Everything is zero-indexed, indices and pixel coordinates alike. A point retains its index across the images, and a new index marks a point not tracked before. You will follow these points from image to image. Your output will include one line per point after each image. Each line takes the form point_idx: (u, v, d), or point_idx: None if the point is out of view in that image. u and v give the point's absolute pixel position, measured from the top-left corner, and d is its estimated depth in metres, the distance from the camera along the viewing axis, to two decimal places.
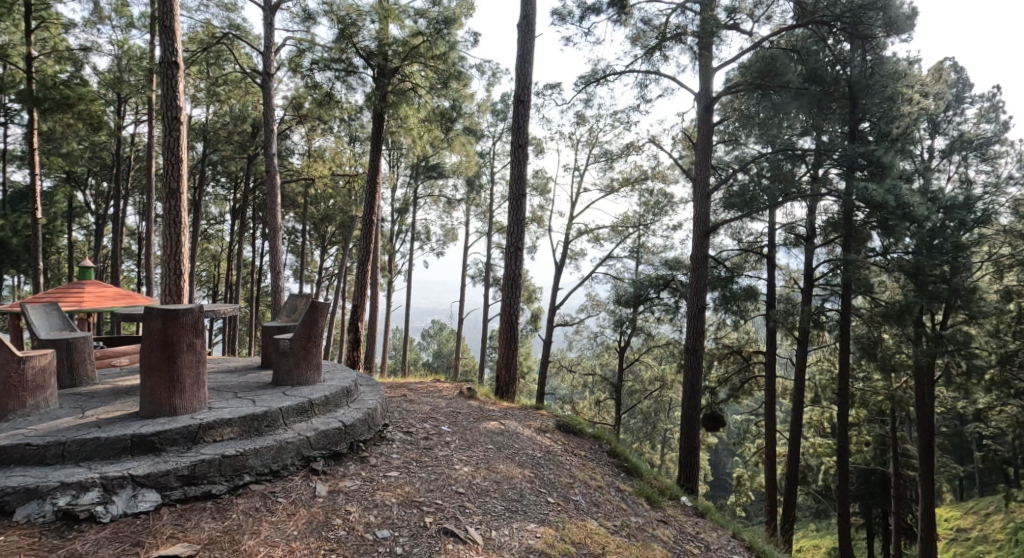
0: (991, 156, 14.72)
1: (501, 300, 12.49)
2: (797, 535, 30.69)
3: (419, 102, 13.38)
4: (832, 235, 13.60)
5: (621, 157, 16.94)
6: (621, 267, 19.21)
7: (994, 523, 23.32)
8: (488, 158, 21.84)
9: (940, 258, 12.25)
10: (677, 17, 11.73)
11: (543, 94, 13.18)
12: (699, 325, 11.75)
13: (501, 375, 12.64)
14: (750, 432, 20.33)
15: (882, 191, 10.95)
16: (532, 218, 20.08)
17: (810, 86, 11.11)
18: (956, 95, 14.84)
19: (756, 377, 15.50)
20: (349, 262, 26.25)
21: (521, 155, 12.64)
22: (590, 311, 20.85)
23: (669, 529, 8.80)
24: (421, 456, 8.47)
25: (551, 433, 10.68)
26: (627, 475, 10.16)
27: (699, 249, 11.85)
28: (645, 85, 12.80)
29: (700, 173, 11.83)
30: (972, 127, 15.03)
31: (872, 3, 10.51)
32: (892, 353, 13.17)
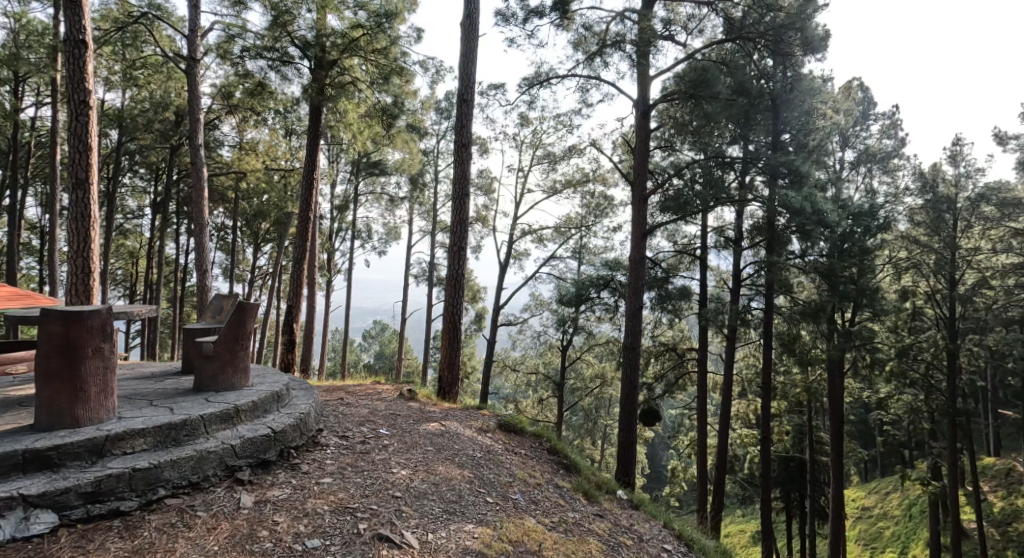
0: (891, 169, 15.78)
1: (445, 300, 12.59)
2: (726, 521, 32.29)
3: (359, 97, 13.38)
4: (759, 239, 14.26)
5: (564, 159, 17.28)
6: (564, 267, 19.57)
7: (893, 500, 25.96)
8: (431, 155, 21.87)
9: (852, 260, 13.07)
10: (616, 26, 12.09)
11: (487, 94, 13.36)
12: (637, 323, 12.10)
13: (444, 375, 12.71)
14: (683, 425, 20.99)
15: (799, 199, 11.62)
16: (476, 217, 20.26)
17: (737, 98, 11.35)
18: (863, 112, 15.83)
19: (689, 373, 16.05)
20: (283, 260, 25.70)
21: (463, 154, 12.75)
22: (534, 311, 21.11)
23: (604, 522, 9.10)
24: (357, 461, 8.50)
25: (492, 433, 10.84)
26: (566, 471, 10.42)
27: (637, 250, 12.21)
28: (586, 90, 13.15)
29: (638, 176, 12.20)
30: (875, 141, 15.98)
31: (792, 23, 11.03)
32: (812, 350, 13.91)
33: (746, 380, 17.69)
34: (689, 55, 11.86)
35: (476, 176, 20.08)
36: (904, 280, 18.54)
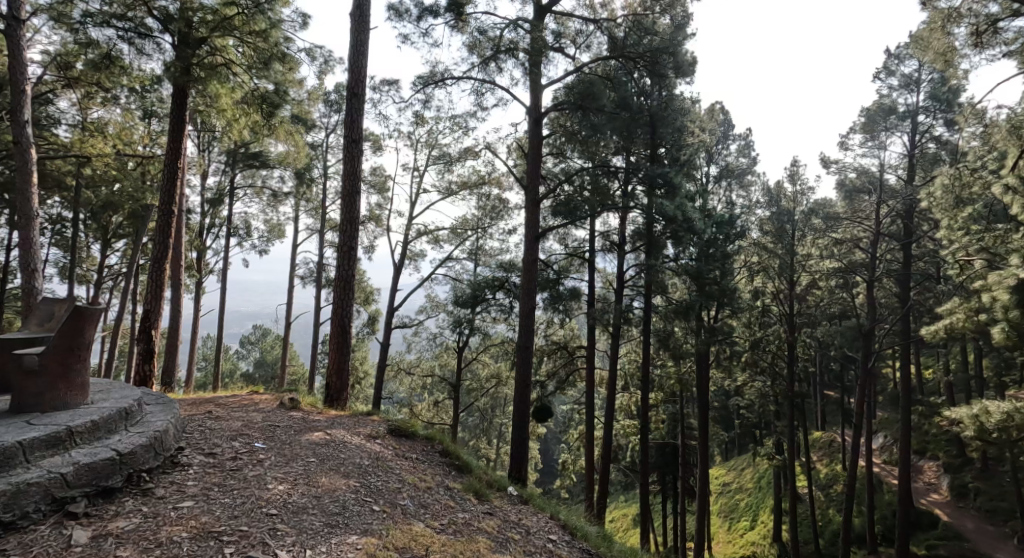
0: (747, 184, 17.29)
1: (333, 302, 12.43)
2: (610, 507, 34.39)
3: (234, 82, 12.80)
4: (640, 243, 15.18)
5: (460, 160, 17.47)
6: (459, 268, 19.74)
7: (746, 474, 29.83)
8: (319, 150, 21.44)
9: (715, 263, 14.44)
10: (510, 33, 12.45)
11: (380, 90, 13.35)
12: (529, 323, 12.50)
13: (331, 382, 12.57)
14: (574, 419, 21.75)
15: (673, 208, 12.51)
16: (369, 217, 20.08)
17: (621, 112, 12.23)
18: (724, 132, 17.19)
19: (580, 370, 16.73)
20: (139, 258, 23.65)
21: (354, 150, 12.69)
22: (430, 312, 21.26)
23: (493, 519, 9.38)
24: (224, 479, 8.28)
25: (381, 439, 10.87)
26: (457, 472, 10.62)
27: (529, 252, 12.62)
28: (481, 94, 13.45)
29: (530, 181, 12.62)
30: (733, 159, 17.41)
31: (667, 47, 11.92)
32: (685, 344, 14.93)
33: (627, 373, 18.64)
34: (578, 68, 12.39)
35: (369, 174, 19.89)
36: (755, 281, 20.38)
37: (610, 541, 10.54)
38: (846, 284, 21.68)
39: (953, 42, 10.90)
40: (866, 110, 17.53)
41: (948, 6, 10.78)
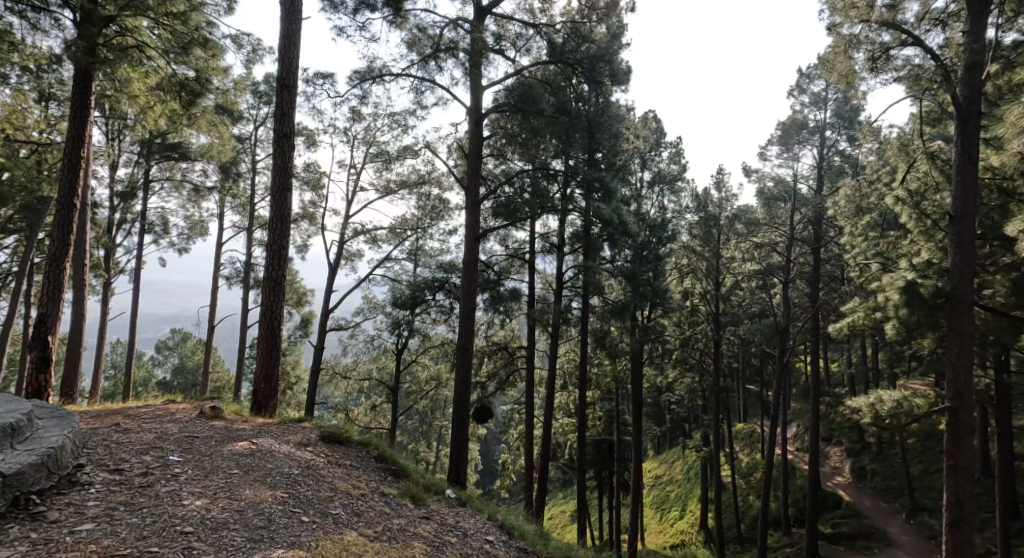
0: (678, 190, 17.89)
1: (262, 302, 12.18)
2: (548, 505, 34.87)
3: (148, 66, 11.87)
4: (578, 245, 15.58)
5: (399, 159, 17.35)
6: (399, 269, 19.59)
7: (676, 466, 31.07)
8: (247, 143, 20.91)
9: (648, 267, 15.42)
10: (450, 32, 12.50)
11: (315, 83, 13.14)
12: (470, 325, 12.57)
13: (259, 388, 12.22)
14: (514, 420, 21.88)
15: (611, 210, 12.79)
16: (302, 214, 19.70)
17: (560, 116, 12.53)
18: (656, 140, 17.71)
19: (520, 370, 16.89)
20: (36, 256, 22.00)
21: (284, 144, 12.37)
22: (367, 314, 20.97)
23: (430, 524, 9.41)
24: (131, 497, 8.00)
25: (313, 446, 10.70)
26: (393, 477, 10.58)
27: (470, 254, 12.68)
28: (420, 92, 13.42)
29: (471, 182, 12.70)
30: (666, 165, 17.95)
31: (602, 55, 12.33)
32: (620, 344, 15.33)
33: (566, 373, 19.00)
34: (518, 70, 12.51)
35: (302, 169, 19.51)
36: (685, 282, 21.08)
37: (547, 539, 10.71)
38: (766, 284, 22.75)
39: (854, 65, 11.60)
40: (781, 124, 18.96)
41: (851, 32, 11.42)
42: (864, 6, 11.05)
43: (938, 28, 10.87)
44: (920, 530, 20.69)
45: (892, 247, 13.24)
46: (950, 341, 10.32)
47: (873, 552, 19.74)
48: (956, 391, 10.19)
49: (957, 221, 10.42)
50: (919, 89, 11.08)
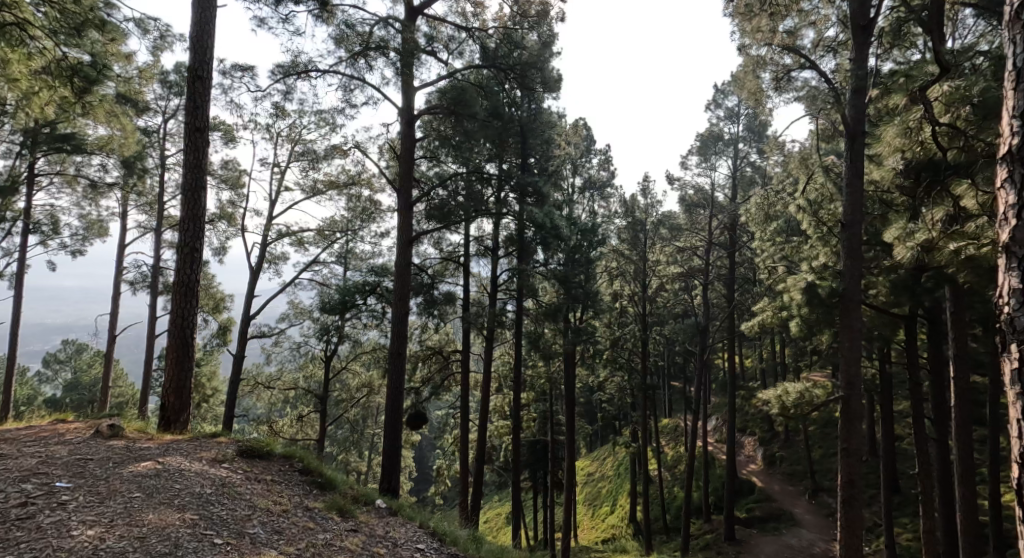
0: (607, 196, 18.33)
1: (172, 307, 11.50)
2: (484, 508, 34.95)
3: (31, 47, 10.43)
4: (512, 248, 15.80)
5: (327, 159, 17.01)
6: (326, 273, 19.16)
7: (608, 463, 31.72)
8: (154, 136, 19.97)
9: (579, 269, 16.11)
10: (380, 30, 12.03)
11: (232, 75, 12.11)
12: (402, 330, 12.48)
13: (169, 403, 11.55)
14: (448, 424, 21.76)
15: (543, 215, 13.01)
16: (221, 215, 19.04)
17: (494, 120, 12.57)
18: (587, 147, 18.04)
19: (455, 374, 16.89)
20: None
21: (196, 138, 11.70)
22: (293, 320, 20.39)
23: (358, 536, 9.28)
24: (8, 532, 7.48)
25: (229, 463, 10.30)
26: (319, 490, 10.36)
27: (403, 257, 12.60)
28: (349, 90, 12.78)
29: (403, 184, 12.66)
30: (596, 171, 18.32)
31: (535, 63, 12.50)
32: (553, 345, 15.61)
33: (500, 375, 19.08)
34: (451, 73, 12.53)
35: (219, 167, 18.84)
36: (613, 284, 21.54)
37: (480, 543, 10.77)
38: (687, 286, 23.56)
39: (761, 84, 12.26)
40: (699, 135, 19.79)
41: (758, 54, 12.06)
42: (767, 31, 11.69)
43: (830, 55, 11.78)
44: (821, 509, 22.07)
45: (795, 251, 14.47)
46: (840, 335, 10.77)
47: (780, 531, 20.62)
48: (848, 380, 10.64)
49: (847, 227, 10.88)
50: (816, 108, 11.81)
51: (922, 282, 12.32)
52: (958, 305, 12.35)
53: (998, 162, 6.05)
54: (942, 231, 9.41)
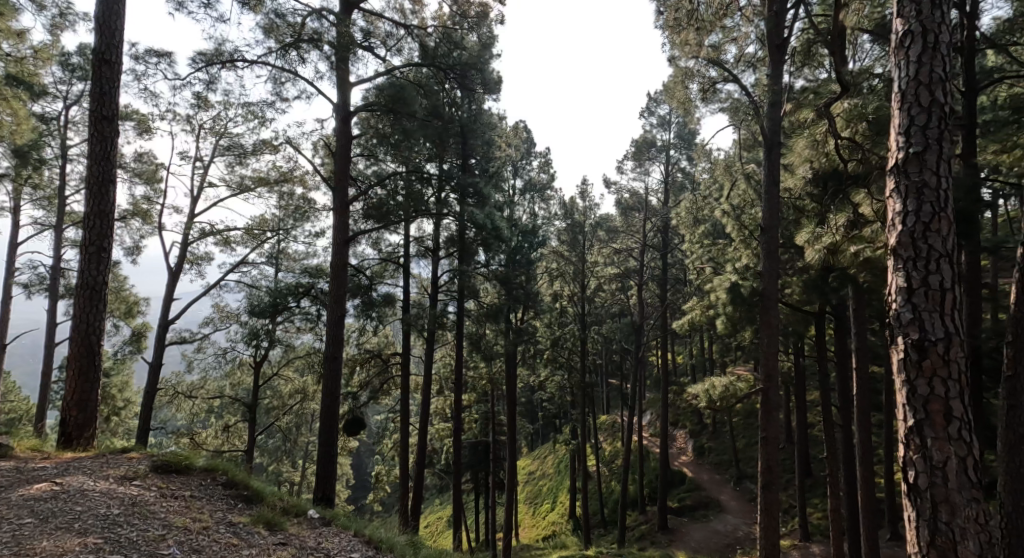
0: (548, 198, 18.45)
1: (75, 312, 10.78)
2: (425, 512, 34.63)
3: None
4: (453, 249, 15.71)
5: (255, 154, 16.38)
6: (256, 274, 18.63)
7: (548, 461, 31.96)
8: (51, 123, 18.75)
9: (520, 270, 16.13)
10: (313, 21, 11.59)
11: (144, 60, 11.33)
12: (338, 333, 12.18)
13: (70, 418, 10.78)
14: (387, 428, 21.39)
15: (484, 216, 12.92)
16: (135, 211, 18.10)
17: (433, 120, 12.44)
18: (528, 149, 18.10)
19: (394, 378, 16.65)
20: None
21: (103, 127, 10.96)
22: (217, 325, 19.58)
23: (287, 550, 8.98)
24: None
25: (141, 479, 9.78)
26: (245, 504, 9.97)
27: (338, 257, 12.30)
28: (279, 83, 12.23)
29: (339, 182, 12.37)
30: (536, 174, 18.42)
31: (475, 63, 12.44)
32: (494, 346, 15.52)
33: (441, 377, 18.88)
34: (389, 70, 12.29)
35: (132, 160, 17.85)
36: (553, 285, 21.67)
37: (418, 548, 10.62)
38: (624, 286, 24.03)
39: (689, 94, 12.68)
40: (633, 141, 20.17)
41: (687, 65, 12.46)
42: (694, 44, 12.04)
43: (750, 70, 12.51)
44: (744, 495, 22.92)
45: (721, 253, 14.97)
46: (760, 331, 11.12)
47: (708, 517, 21.40)
48: (767, 373, 11.02)
49: (766, 231, 11.24)
50: (739, 119, 12.39)
51: (829, 282, 12.88)
52: (858, 306, 12.85)
53: (889, 175, 7.60)
54: (845, 236, 10.51)
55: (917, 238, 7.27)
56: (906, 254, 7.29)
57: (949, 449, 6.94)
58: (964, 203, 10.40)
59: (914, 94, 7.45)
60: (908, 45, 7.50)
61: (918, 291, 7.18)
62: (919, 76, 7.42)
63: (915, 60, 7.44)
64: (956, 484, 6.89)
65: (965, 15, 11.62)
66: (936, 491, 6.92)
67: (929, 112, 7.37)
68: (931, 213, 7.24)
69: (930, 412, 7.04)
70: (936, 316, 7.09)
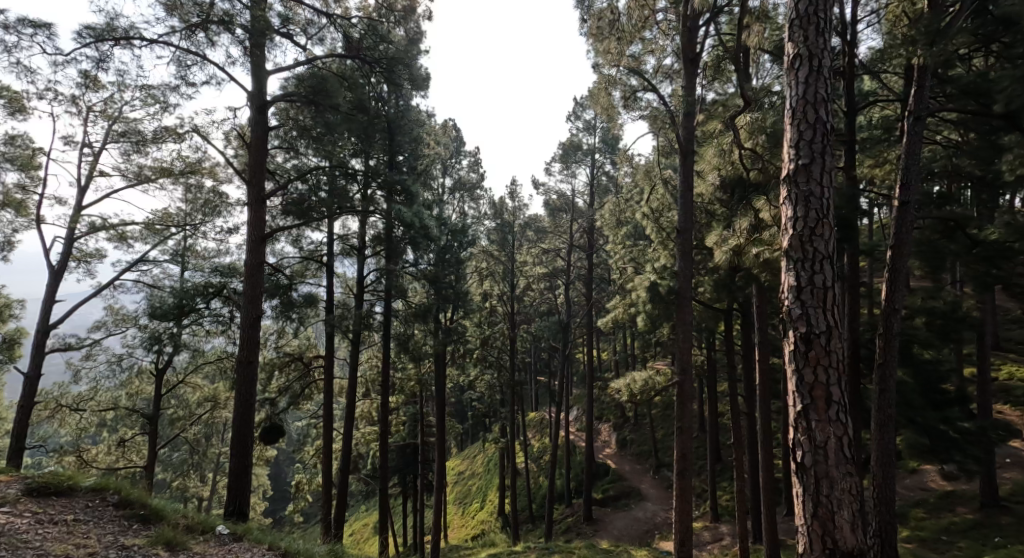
0: (476, 198, 18.37)
1: None
2: (350, 519, 33.93)
3: None
4: (380, 248, 15.40)
5: (156, 143, 14.48)
6: (159, 273, 17.25)
7: (477, 461, 31.86)
8: None
9: (449, 270, 16.02)
10: (223, 3, 10.99)
11: (21, 30, 10.59)
12: (254, 335, 11.70)
13: None
14: (309, 433, 20.77)
15: (411, 214, 12.67)
16: (9, 202, 16.60)
17: (358, 114, 12.15)
18: (457, 148, 17.92)
19: (316, 382, 16.18)
20: None
21: None
22: (114, 329, 17.98)
23: None
24: None
25: (16, 505, 9.09)
26: (142, 525, 9.41)
27: (253, 255, 11.79)
28: (184, 66, 11.60)
29: (255, 177, 11.88)
30: (465, 173, 18.29)
31: (402, 58, 12.20)
32: (423, 346, 15.20)
33: (366, 379, 18.47)
34: (310, 59, 11.91)
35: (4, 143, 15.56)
36: (482, 285, 21.61)
37: None
38: (551, 285, 24.26)
39: (612, 101, 12.89)
40: (560, 144, 20.38)
41: (609, 73, 12.69)
42: (615, 53, 12.29)
43: (667, 81, 12.87)
44: (663, 483, 23.56)
45: (641, 254, 15.35)
46: (675, 329, 11.40)
47: (630, 507, 21.91)
48: (681, 367, 11.30)
49: (681, 233, 11.53)
50: (656, 128, 12.65)
51: (736, 281, 13.33)
52: (762, 303, 13.66)
53: (781, 183, 8.32)
54: (749, 238, 11.04)
55: (804, 241, 8.03)
56: (796, 255, 8.04)
57: (829, 429, 7.75)
58: (845, 210, 11.83)
59: (802, 113, 8.19)
60: (797, 68, 8.26)
61: (806, 289, 7.96)
62: (807, 95, 8.17)
63: (803, 81, 8.20)
64: (834, 460, 7.71)
65: (846, 42, 12.76)
66: (818, 467, 7.75)
67: (815, 128, 8.11)
68: (816, 219, 8.01)
69: (814, 398, 7.83)
70: (820, 312, 7.88)
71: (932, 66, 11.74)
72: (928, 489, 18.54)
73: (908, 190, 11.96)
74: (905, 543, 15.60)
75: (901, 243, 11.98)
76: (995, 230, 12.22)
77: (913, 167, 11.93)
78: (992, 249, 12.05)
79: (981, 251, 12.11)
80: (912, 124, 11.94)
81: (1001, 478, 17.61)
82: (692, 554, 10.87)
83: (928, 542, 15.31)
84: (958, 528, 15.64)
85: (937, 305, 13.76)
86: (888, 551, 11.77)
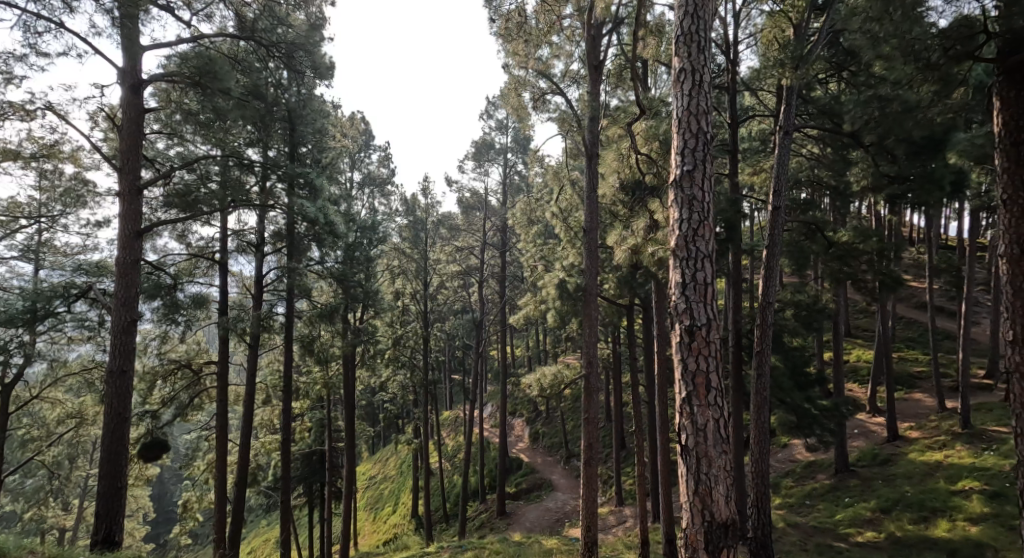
0: (388, 194, 17.93)
1: None
2: (252, 534, 32.45)
3: None
4: (281, 243, 14.72)
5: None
6: (7, 272, 15.67)
7: (389, 465, 31.26)
8: None
9: (359, 267, 15.61)
10: None
11: None
12: (127, 342, 10.84)
13: None
14: (201, 449, 19.48)
15: (315, 209, 12.18)
16: None
17: (250, 101, 11.52)
18: (365, 142, 17.47)
19: (205, 390, 15.28)
20: None
21: None
22: None
23: None
24: None
25: None
26: None
27: (126, 254, 10.89)
28: (32, 32, 10.51)
29: (128, 164, 10.99)
30: (376, 168, 17.82)
31: (302, 43, 11.69)
32: (331, 348, 14.68)
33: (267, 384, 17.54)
34: (195, 37, 11.14)
35: None
36: (396, 283, 20.95)
37: None
38: (465, 283, 24.04)
39: (522, 101, 12.85)
40: (473, 142, 20.24)
41: (519, 74, 12.67)
42: (524, 54, 12.28)
43: (574, 84, 12.94)
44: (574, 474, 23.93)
45: (551, 253, 15.34)
46: (582, 325, 11.47)
47: (541, 498, 22.14)
48: (588, 360, 11.39)
49: (586, 232, 11.62)
50: (566, 130, 12.69)
51: (637, 278, 13.66)
52: (660, 298, 14.00)
53: (668, 188, 8.51)
54: (645, 237, 11.26)
55: (688, 241, 8.25)
56: (682, 255, 8.25)
57: (709, 413, 8.02)
58: (726, 213, 12.31)
59: (686, 123, 8.40)
60: (683, 80, 8.46)
61: (690, 284, 8.18)
62: (690, 106, 8.38)
63: (687, 93, 8.41)
64: (712, 441, 7.98)
65: (729, 60, 13.25)
66: (699, 448, 7.99)
67: (697, 137, 8.34)
68: (698, 220, 8.25)
69: (697, 385, 8.07)
70: (701, 306, 8.13)
71: (798, 87, 12.40)
72: (795, 461, 19.69)
73: (779, 195, 12.55)
74: (778, 511, 16.56)
75: (775, 244, 12.64)
76: (846, 232, 12.88)
77: (783, 176, 12.57)
78: (843, 248, 12.71)
79: (836, 251, 12.78)
80: (782, 138, 12.60)
81: (851, 448, 18.89)
82: (596, 541, 11.03)
83: (796, 508, 16.38)
84: (819, 492, 16.75)
85: (802, 297, 14.62)
86: (767, 528, 12.41)
